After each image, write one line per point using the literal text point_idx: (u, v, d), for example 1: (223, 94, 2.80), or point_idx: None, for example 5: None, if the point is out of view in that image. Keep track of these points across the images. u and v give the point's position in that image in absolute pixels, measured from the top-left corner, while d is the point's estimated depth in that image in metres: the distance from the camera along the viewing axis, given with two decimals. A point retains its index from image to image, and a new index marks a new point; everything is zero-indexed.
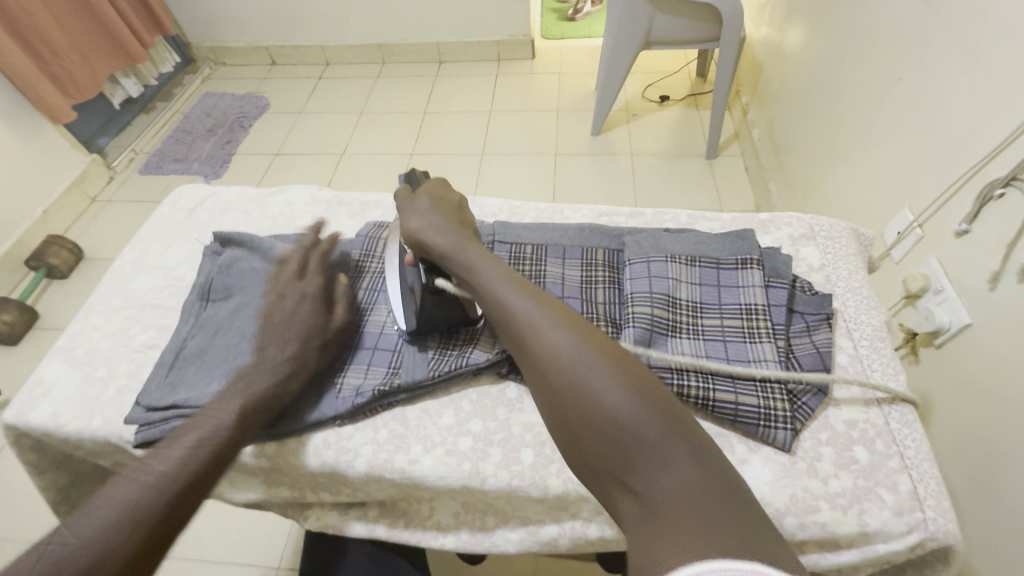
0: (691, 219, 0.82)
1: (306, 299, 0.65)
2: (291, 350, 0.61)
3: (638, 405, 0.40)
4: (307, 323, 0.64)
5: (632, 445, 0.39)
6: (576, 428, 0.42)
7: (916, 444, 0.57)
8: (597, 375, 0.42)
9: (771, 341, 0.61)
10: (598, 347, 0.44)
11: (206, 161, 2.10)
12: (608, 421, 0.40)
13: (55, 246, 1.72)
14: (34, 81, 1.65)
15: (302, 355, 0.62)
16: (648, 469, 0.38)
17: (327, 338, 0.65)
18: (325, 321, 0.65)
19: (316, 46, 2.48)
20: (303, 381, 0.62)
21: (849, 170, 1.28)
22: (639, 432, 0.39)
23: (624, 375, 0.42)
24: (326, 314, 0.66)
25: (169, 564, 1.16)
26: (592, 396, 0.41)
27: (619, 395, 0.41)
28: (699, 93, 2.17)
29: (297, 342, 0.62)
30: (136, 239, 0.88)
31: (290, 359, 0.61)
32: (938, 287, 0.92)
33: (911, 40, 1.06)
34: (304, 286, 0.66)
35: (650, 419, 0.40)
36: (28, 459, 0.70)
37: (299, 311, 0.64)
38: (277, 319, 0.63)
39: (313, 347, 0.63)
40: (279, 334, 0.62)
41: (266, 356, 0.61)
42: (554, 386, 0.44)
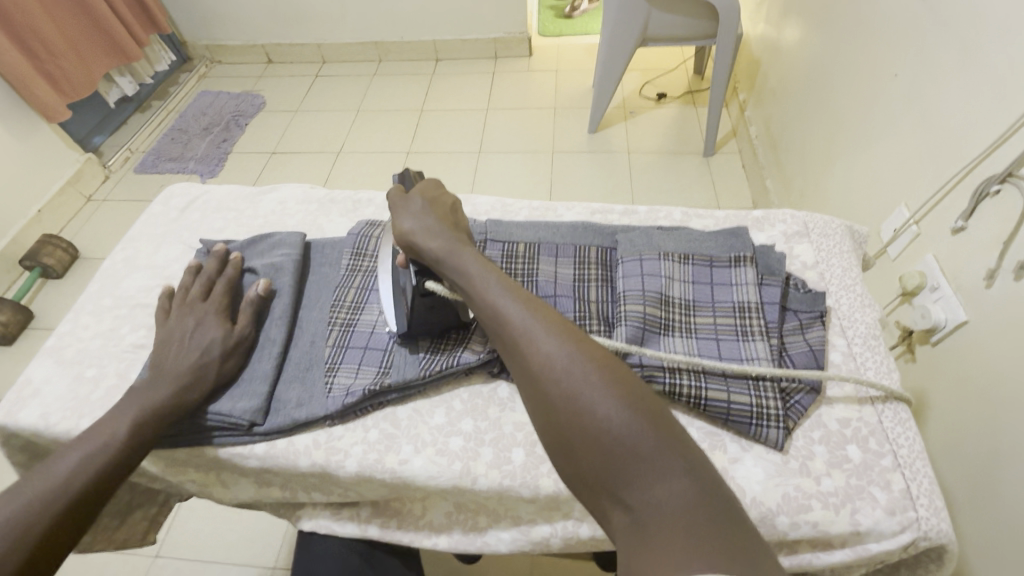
0: (685, 217, 0.81)
1: (207, 317, 0.66)
2: (186, 366, 0.62)
3: (634, 418, 0.40)
4: (206, 340, 0.64)
5: (628, 458, 0.39)
6: (568, 438, 0.41)
7: (909, 443, 0.57)
8: (593, 386, 0.42)
9: (764, 339, 0.61)
10: (592, 356, 0.44)
11: (202, 160, 2.09)
12: (603, 433, 0.40)
13: (49, 246, 1.71)
14: (28, 80, 1.65)
15: (200, 367, 0.62)
16: (643, 483, 0.38)
17: (230, 348, 0.65)
18: (227, 331, 0.65)
19: (313, 44, 2.47)
20: (205, 392, 0.62)
21: (846, 167, 1.27)
22: (635, 444, 0.39)
23: (618, 386, 0.42)
24: (226, 326, 0.66)
25: (163, 563, 1.16)
26: (586, 406, 0.41)
27: (615, 407, 0.40)
28: (697, 91, 2.16)
29: (192, 359, 0.62)
30: (127, 238, 0.87)
31: (187, 373, 0.61)
32: (934, 284, 0.91)
33: (907, 37, 1.05)
34: (208, 305, 0.68)
35: (647, 432, 0.39)
36: (17, 460, 0.69)
37: (202, 329, 0.65)
38: (181, 339, 0.64)
39: (214, 359, 0.63)
40: (180, 352, 0.63)
41: (162, 373, 0.61)
42: (547, 394, 0.43)
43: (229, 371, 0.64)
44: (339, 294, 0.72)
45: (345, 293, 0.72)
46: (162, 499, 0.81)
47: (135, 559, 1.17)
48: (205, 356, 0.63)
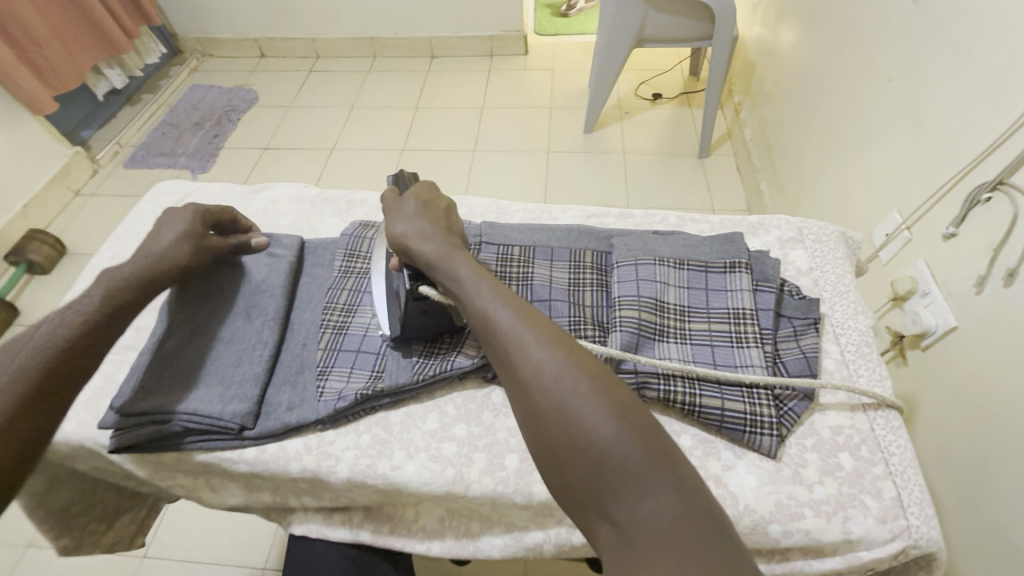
0: (680, 221, 0.81)
1: (181, 212, 0.71)
2: (154, 250, 0.66)
3: (622, 430, 0.40)
4: (176, 228, 0.68)
5: (616, 472, 0.39)
6: (556, 447, 0.41)
7: (901, 451, 0.57)
8: (581, 395, 0.41)
9: (758, 345, 0.61)
10: (582, 364, 0.43)
11: (193, 155, 2.07)
12: (591, 445, 0.39)
13: (36, 241, 1.68)
14: (12, 71, 1.61)
15: (166, 250, 0.66)
16: (631, 498, 0.38)
17: (195, 243, 0.68)
18: (197, 223, 0.70)
19: (307, 39, 2.44)
20: (173, 273, 0.65)
21: (840, 170, 1.28)
22: (623, 458, 0.39)
23: (607, 395, 0.41)
24: (197, 225, 0.70)
25: (151, 563, 1.15)
26: (574, 416, 0.41)
27: (603, 419, 0.40)
28: (692, 92, 2.17)
29: (164, 241, 0.67)
30: (115, 235, 0.86)
31: (151, 254, 0.65)
32: (925, 290, 0.92)
33: (901, 43, 1.05)
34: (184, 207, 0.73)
35: (635, 445, 0.39)
36: None
37: (175, 222, 0.69)
38: (156, 230, 0.69)
39: (178, 247, 0.67)
40: (151, 239, 0.68)
41: (136, 256, 0.65)
42: (535, 403, 0.43)
43: (189, 262, 0.67)
44: (331, 296, 0.71)
45: (338, 294, 0.71)
46: (150, 502, 0.79)
47: (122, 560, 1.15)
48: (173, 241, 0.67)
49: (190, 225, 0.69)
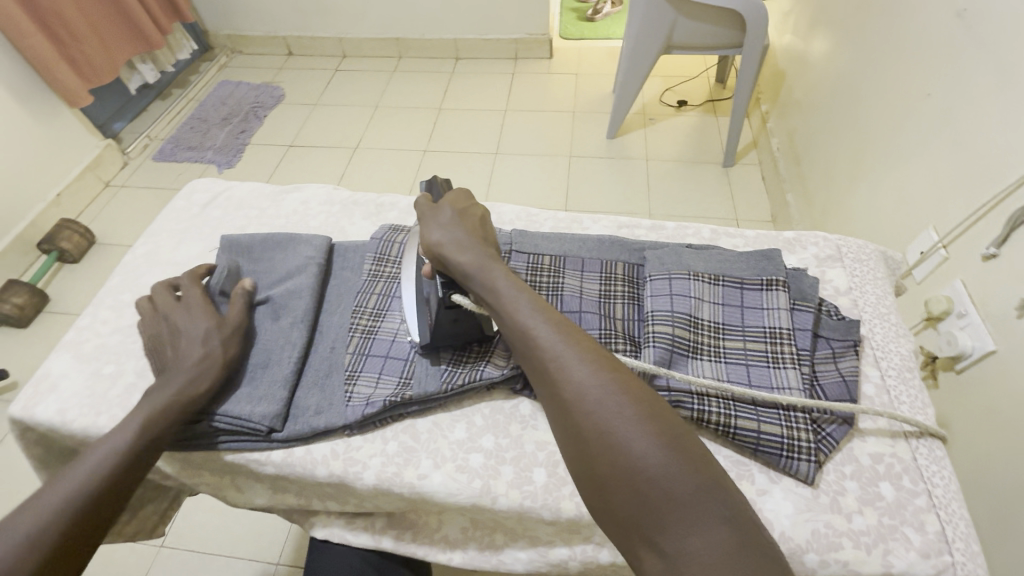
0: (714, 235, 0.80)
1: (193, 309, 0.65)
2: (194, 359, 0.61)
3: (670, 459, 0.39)
4: (203, 329, 0.63)
5: (663, 501, 0.38)
6: (600, 474, 0.41)
7: (944, 483, 0.55)
8: (627, 420, 0.41)
9: (796, 367, 0.59)
10: (626, 387, 0.43)
11: (220, 150, 2.10)
12: (638, 472, 0.39)
13: (66, 230, 1.72)
14: (52, 65, 1.66)
15: (204, 357, 0.61)
16: (679, 528, 0.37)
17: (227, 336, 0.64)
18: (216, 317, 0.64)
19: (334, 38, 2.47)
20: (218, 373, 0.61)
21: (872, 185, 1.25)
22: (670, 487, 0.38)
23: (654, 421, 0.41)
24: (216, 318, 0.64)
25: (166, 553, 1.16)
26: (620, 441, 0.40)
27: (650, 445, 0.40)
28: (718, 100, 2.14)
29: (196, 347, 0.61)
30: (149, 231, 0.87)
31: (192, 366, 0.60)
32: (962, 311, 0.89)
33: (942, 56, 1.02)
34: (186, 300, 0.66)
35: (683, 474, 0.39)
36: (34, 452, 0.69)
37: (192, 326, 0.63)
38: (176, 339, 0.63)
39: (215, 347, 0.62)
40: (180, 349, 0.62)
41: (173, 372, 0.60)
42: (577, 425, 0.42)
43: (233, 354, 0.63)
44: (361, 299, 0.71)
45: (367, 298, 0.71)
46: (172, 496, 0.80)
47: (140, 548, 1.17)
48: (205, 344, 0.62)
49: (212, 321, 0.64)
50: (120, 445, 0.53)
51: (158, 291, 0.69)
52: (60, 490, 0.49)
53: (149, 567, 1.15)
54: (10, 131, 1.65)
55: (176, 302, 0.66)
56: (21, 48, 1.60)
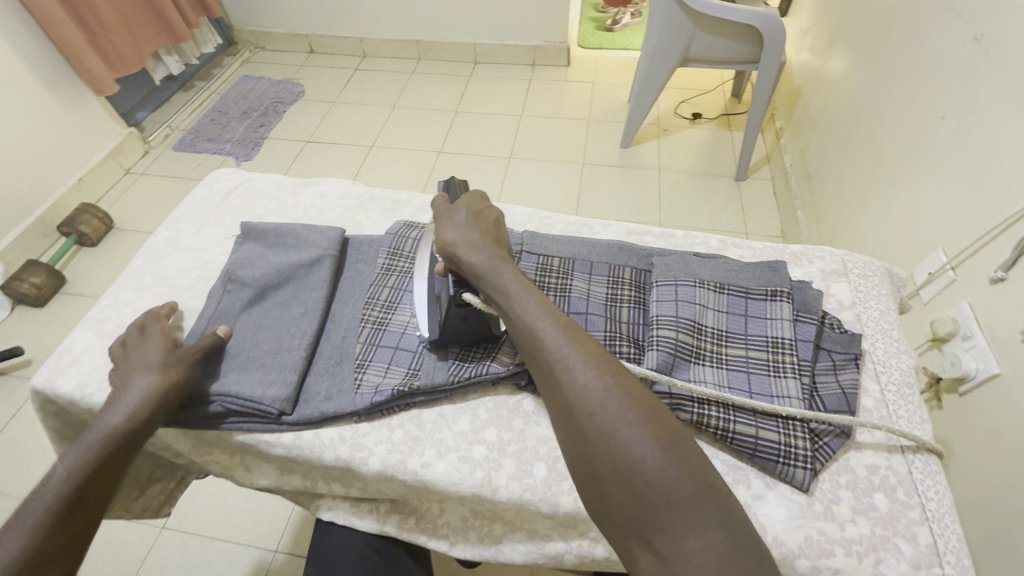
0: (721, 245, 0.82)
1: (149, 341, 0.66)
2: (137, 389, 0.60)
3: (669, 462, 0.41)
4: (152, 359, 0.63)
5: (661, 503, 0.39)
6: (601, 473, 0.42)
7: (938, 497, 0.56)
8: (629, 423, 0.42)
9: (796, 376, 0.60)
10: (629, 392, 0.44)
11: (239, 143, 2.14)
12: (637, 473, 0.40)
13: (86, 214, 1.76)
14: (82, 53, 1.70)
15: (144, 386, 0.60)
16: (676, 531, 0.39)
17: (173, 364, 0.63)
18: (166, 348, 0.65)
19: (355, 38, 2.51)
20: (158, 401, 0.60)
21: (882, 204, 1.26)
22: (669, 489, 0.40)
23: (654, 425, 0.43)
24: (166, 349, 0.64)
25: (166, 534, 1.18)
26: (621, 444, 0.42)
27: (650, 449, 0.41)
28: (733, 113, 2.15)
29: (138, 377, 0.61)
30: (172, 217, 0.89)
31: (134, 395, 0.59)
32: (967, 333, 0.89)
33: (958, 80, 1.03)
34: (146, 333, 0.68)
35: (682, 478, 0.40)
36: (51, 423, 0.72)
37: (141, 358, 0.64)
38: (126, 372, 0.63)
39: (155, 375, 0.61)
40: (123, 381, 0.61)
41: (116, 401, 0.60)
42: (580, 426, 0.44)
43: (178, 381, 0.62)
44: (373, 292, 0.73)
45: (379, 291, 0.73)
46: (179, 476, 0.82)
47: (141, 528, 1.19)
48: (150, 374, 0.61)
49: (160, 352, 0.64)
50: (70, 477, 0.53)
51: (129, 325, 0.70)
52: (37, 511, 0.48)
53: (149, 547, 1.16)
54: (38, 115, 1.70)
55: (135, 336, 0.68)
56: (52, 36, 1.65)
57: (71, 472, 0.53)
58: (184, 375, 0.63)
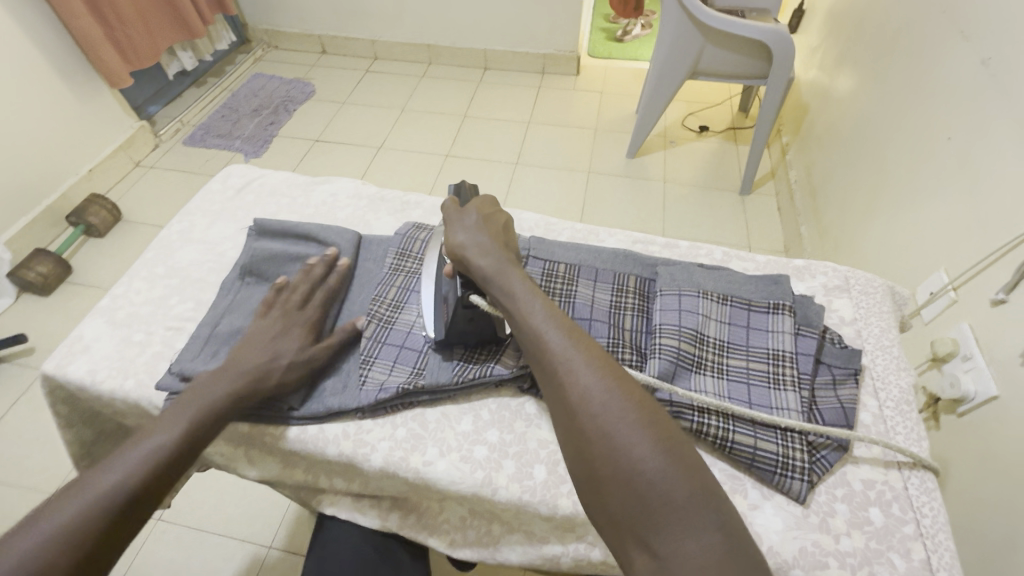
0: (725, 257, 0.83)
1: (297, 327, 0.67)
2: (220, 391, 0.59)
3: (668, 465, 0.41)
4: (282, 348, 0.64)
5: (660, 504, 0.40)
6: (600, 474, 0.43)
7: (934, 513, 0.56)
8: (630, 425, 0.43)
9: (795, 390, 0.61)
10: (631, 395, 0.45)
11: (248, 140, 2.16)
12: (637, 474, 0.41)
13: (95, 205, 1.77)
14: (99, 45, 1.73)
15: (267, 379, 0.61)
16: (672, 532, 0.39)
17: (301, 363, 0.64)
18: (308, 347, 0.66)
19: (367, 41, 2.54)
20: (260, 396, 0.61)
21: (887, 223, 1.26)
22: (667, 491, 0.40)
23: (655, 427, 0.43)
24: (306, 341, 0.66)
25: (161, 526, 1.19)
26: (622, 446, 0.43)
27: (651, 451, 0.42)
28: (740, 128, 2.17)
29: (265, 361, 0.62)
30: (185, 210, 0.91)
31: (249, 377, 0.61)
32: (966, 354, 0.89)
33: (965, 102, 1.05)
34: (303, 316, 0.68)
35: (680, 480, 0.41)
36: (59, 410, 0.73)
37: (283, 344, 0.65)
38: (261, 343, 0.64)
39: (283, 371, 0.63)
40: (250, 359, 0.62)
41: (229, 369, 0.61)
42: (581, 426, 0.45)
43: (288, 382, 0.63)
44: (380, 291, 0.74)
45: (387, 290, 0.74)
46: None
47: None
48: (260, 371, 0.61)
49: (303, 348, 0.65)
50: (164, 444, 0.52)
51: (309, 283, 0.72)
52: (109, 479, 0.48)
53: (143, 540, 1.17)
54: (52, 105, 1.72)
55: (296, 311, 0.68)
56: (71, 28, 1.68)
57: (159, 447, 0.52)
58: (300, 377, 0.64)
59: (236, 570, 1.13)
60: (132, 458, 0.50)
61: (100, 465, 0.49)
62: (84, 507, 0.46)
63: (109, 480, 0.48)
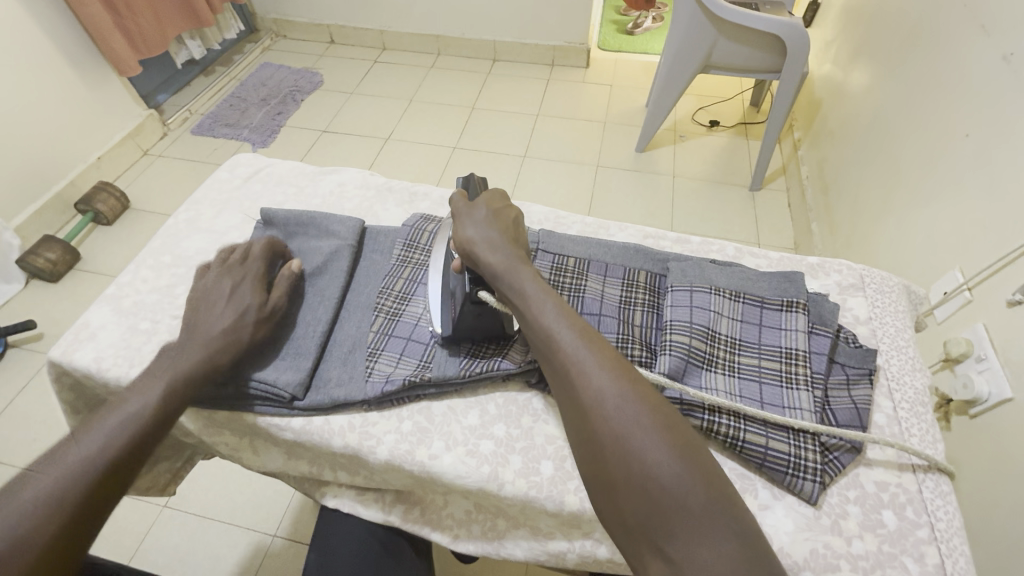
0: (738, 254, 0.81)
1: (246, 280, 0.67)
2: (195, 356, 0.59)
3: (684, 471, 0.41)
4: (243, 303, 0.64)
5: (676, 511, 0.39)
6: (612, 477, 0.42)
7: (948, 518, 0.55)
8: (644, 429, 0.43)
9: (808, 389, 0.60)
10: (645, 398, 0.45)
11: (256, 130, 2.15)
12: (652, 480, 0.41)
13: (103, 193, 1.78)
14: (107, 32, 1.72)
15: (231, 334, 0.62)
16: (689, 539, 0.38)
17: (265, 317, 0.65)
18: (264, 299, 0.66)
19: (376, 31, 2.52)
20: (235, 356, 0.62)
21: (900, 221, 1.24)
22: (683, 498, 0.40)
23: (669, 432, 0.43)
24: (262, 294, 0.66)
25: (165, 513, 1.19)
26: (636, 450, 0.42)
27: (665, 456, 0.41)
28: (751, 122, 2.14)
29: (227, 317, 0.63)
30: (192, 199, 0.90)
31: (218, 336, 0.61)
32: (980, 354, 0.87)
33: (983, 98, 1.02)
34: (246, 270, 0.68)
35: (696, 487, 0.40)
36: (65, 396, 0.73)
37: (236, 296, 0.65)
38: (213, 304, 0.64)
39: (247, 323, 0.63)
40: (208, 317, 0.63)
41: (197, 335, 0.61)
42: (594, 430, 0.44)
43: (260, 337, 0.65)
44: (387, 282, 0.74)
45: (394, 282, 0.74)
46: (185, 457, 0.82)
47: (143, 506, 1.20)
48: (231, 328, 0.62)
49: (259, 300, 0.66)
50: (141, 413, 0.53)
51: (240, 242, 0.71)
52: (87, 447, 0.49)
53: (149, 527, 1.17)
54: (61, 93, 1.72)
55: (236, 264, 0.68)
56: (80, 15, 1.67)
57: (137, 416, 0.53)
58: (267, 332, 0.66)
59: (240, 558, 1.14)
60: (109, 429, 0.51)
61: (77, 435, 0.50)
62: (69, 469, 0.47)
63: (89, 447, 0.49)
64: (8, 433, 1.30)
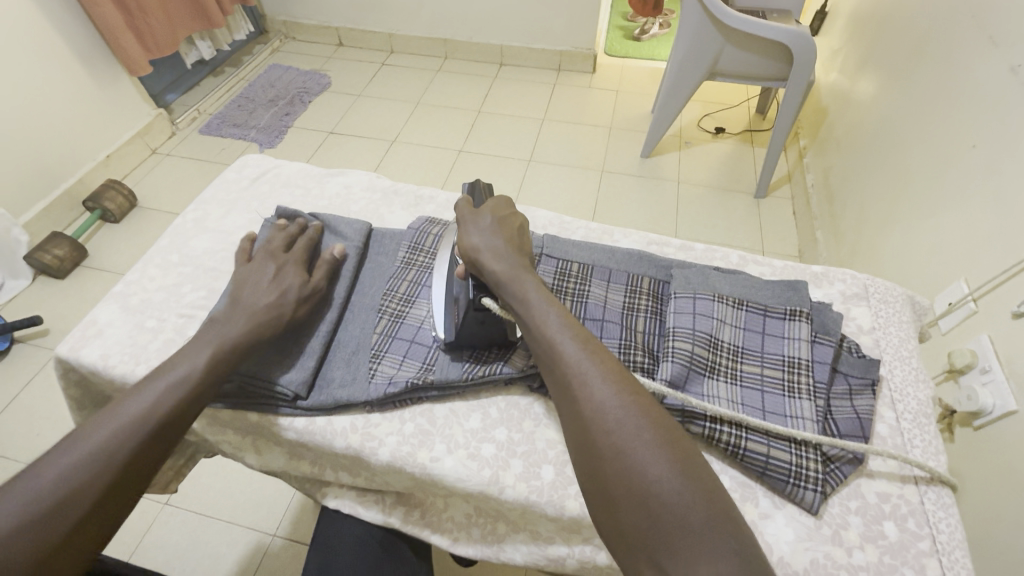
0: (741, 261, 0.82)
1: (289, 264, 0.69)
2: (237, 328, 0.61)
3: (684, 486, 0.41)
4: (286, 283, 0.66)
5: (674, 527, 0.39)
6: (612, 491, 0.43)
7: (950, 530, 0.55)
8: (644, 444, 0.43)
9: (811, 398, 0.59)
10: (646, 412, 0.45)
11: (263, 130, 2.17)
12: (653, 496, 0.41)
13: (112, 191, 1.79)
14: (119, 34, 1.75)
15: (274, 310, 0.64)
16: (689, 556, 0.38)
17: (306, 297, 0.67)
18: (306, 281, 0.68)
19: (384, 34, 2.54)
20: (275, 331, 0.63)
21: (906, 231, 1.24)
22: (683, 515, 0.40)
23: (671, 447, 0.43)
24: (305, 276, 0.68)
25: (166, 511, 1.19)
26: (637, 464, 0.42)
27: (666, 472, 0.41)
28: (757, 130, 2.14)
29: (270, 295, 0.65)
30: (200, 199, 0.91)
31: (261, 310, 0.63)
32: (985, 366, 0.87)
33: (991, 109, 1.02)
34: (287, 255, 0.70)
35: (697, 505, 0.40)
36: (71, 392, 0.74)
37: (279, 276, 0.67)
38: (257, 281, 0.66)
39: (289, 301, 0.65)
40: (252, 293, 0.65)
41: (238, 309, 0.63)
42: (595, 444, 0.44)
43: (299, 315, 0.66)
44: (392, 284, 0.74)
45: (398, 284, 0.74)
46: (189, 453, 0.82)
47: (144, 503, 1.20)
48: (275, 303, 0.64)
49: (302, 282, 0.68)
50: (155, 406, 0.52)
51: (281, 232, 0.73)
52: (99, 438, 0.49)
53: (150, 524, 1.18)
54: (72, 92, 1.74)
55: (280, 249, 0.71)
56: (93, 17, 1.70)
57: (152, 408, 0.52)
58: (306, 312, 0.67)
59: (239, 557, 1.14)
60: (122, 419, 0.51)
61: (96, 420, 0.50)
62: (80, 461, 0.47)
63: (100, 438, 0.49)
64: (12, 428, 1.31)
